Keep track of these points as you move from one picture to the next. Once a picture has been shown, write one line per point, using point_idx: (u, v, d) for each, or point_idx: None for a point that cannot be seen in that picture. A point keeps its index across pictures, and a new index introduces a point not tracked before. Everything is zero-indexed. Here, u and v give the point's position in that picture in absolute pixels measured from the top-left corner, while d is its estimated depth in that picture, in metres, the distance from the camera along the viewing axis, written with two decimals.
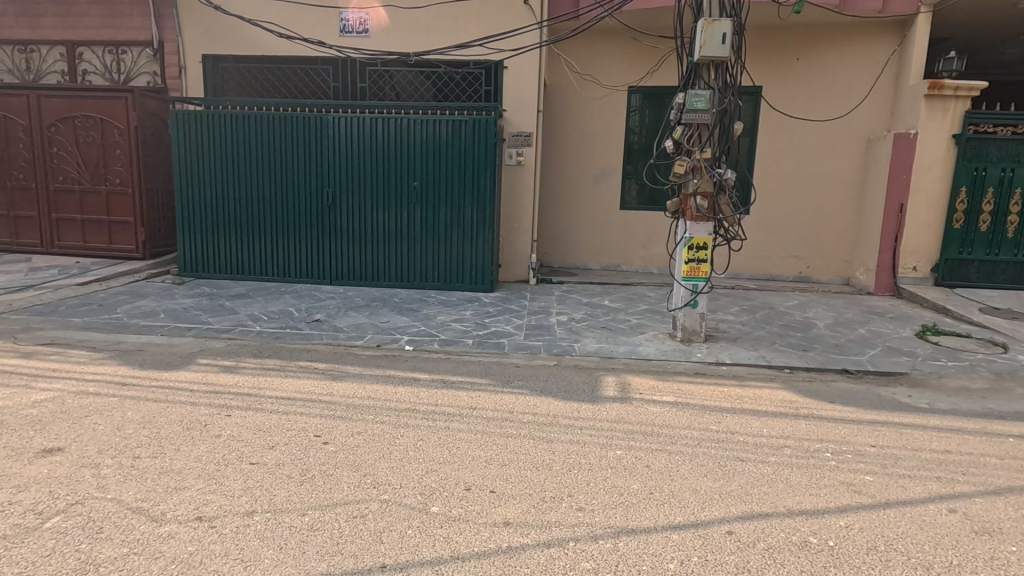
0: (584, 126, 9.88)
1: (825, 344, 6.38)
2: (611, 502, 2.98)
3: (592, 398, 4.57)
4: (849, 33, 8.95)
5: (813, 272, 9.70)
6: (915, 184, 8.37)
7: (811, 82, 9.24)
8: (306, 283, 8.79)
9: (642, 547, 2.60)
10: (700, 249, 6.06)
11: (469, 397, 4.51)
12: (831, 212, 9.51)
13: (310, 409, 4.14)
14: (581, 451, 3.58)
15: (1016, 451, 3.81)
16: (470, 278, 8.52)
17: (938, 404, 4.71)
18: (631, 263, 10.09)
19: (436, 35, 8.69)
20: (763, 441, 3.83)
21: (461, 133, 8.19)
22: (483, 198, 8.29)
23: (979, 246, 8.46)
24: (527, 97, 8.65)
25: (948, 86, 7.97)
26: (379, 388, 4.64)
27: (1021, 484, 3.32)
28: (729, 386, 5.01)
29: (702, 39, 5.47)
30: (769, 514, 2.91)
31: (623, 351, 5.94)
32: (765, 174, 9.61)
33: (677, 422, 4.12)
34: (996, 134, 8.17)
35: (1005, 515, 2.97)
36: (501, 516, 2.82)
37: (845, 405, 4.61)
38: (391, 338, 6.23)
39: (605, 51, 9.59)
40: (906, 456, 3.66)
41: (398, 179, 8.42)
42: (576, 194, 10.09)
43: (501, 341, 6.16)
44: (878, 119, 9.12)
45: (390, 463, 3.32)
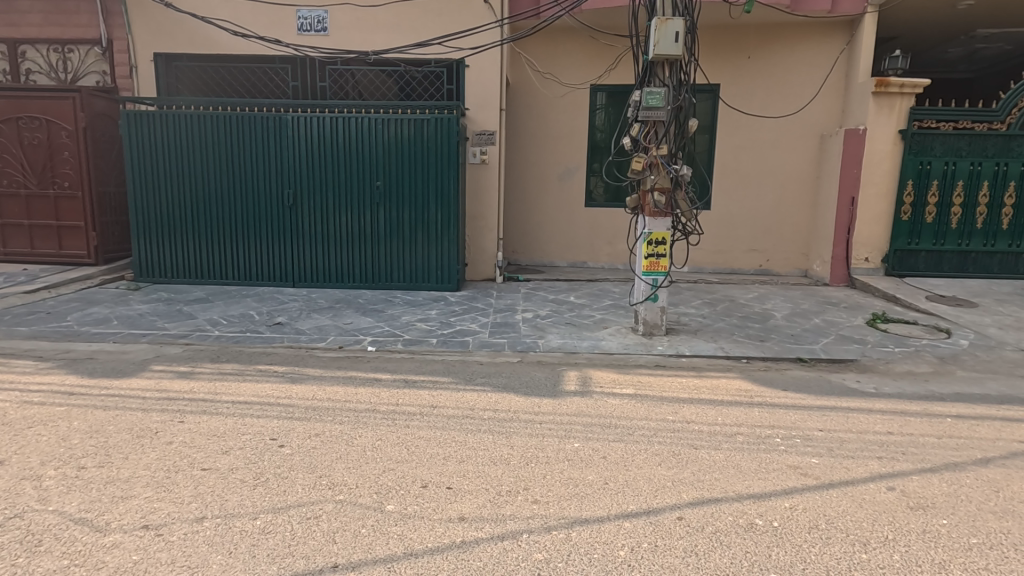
0: (548, 124, 9.95)
1: (781, 334, 6.58)
2: (566, 494, 3.02)
3: (553, 392, 4.62)
4: (801, 32, 9.23)
5: (772, 265, 9.96)
6: (866, 178, 8.72)
7: (765, 80, 9.48)
8: (269, 285, 8.63)
9: (595, 536, 2.66)
10: (659, 244, 6.17)
11: (431, 395, 4.51)
12: (788, 206, 9.78)
13: (268, 412, 4.08)
14: (540, 445, 3.62)
15: (954, 430, 4.01)
16: (436, 278, 8.50)
17: (884, 388, 4.91)
18: (597, 259, 10.20)
19: (396, 33, 8.62)
20: (718, 429, 3.94)
21: (424, 131, 8.16)
22: (447, 196, 8.27)
23: (926, 236, 8.84)
24: (490, 95, 8.66)
25: (894, 83, 8.32)
26: (340, 389, 4.60)
27: (956, 461, 3.49)
28: (688, 377, 5.13)
29: (656, 37, 5.56)
30: (718, 499, 3.00)
31: (586, 346, 6.02)
32: (725, 170, 9.82)
33: (635, 414, 4.20)
34: (939, 129, 8.54)
35: (940, 491, 3.12)
36: (457, 511, 2.83)
37: (797, 392, 4.78)
38: (354, 339, 6.16)
39: (565, 50, 9.68)
40: (851, 439, 3.81)
41: (362, 178, 8.33)
42: (541, 192, 10.15)
43: (465, 340, 6.17)
44: (830, 115, 9.43)
45: (347, 463, 3.30)
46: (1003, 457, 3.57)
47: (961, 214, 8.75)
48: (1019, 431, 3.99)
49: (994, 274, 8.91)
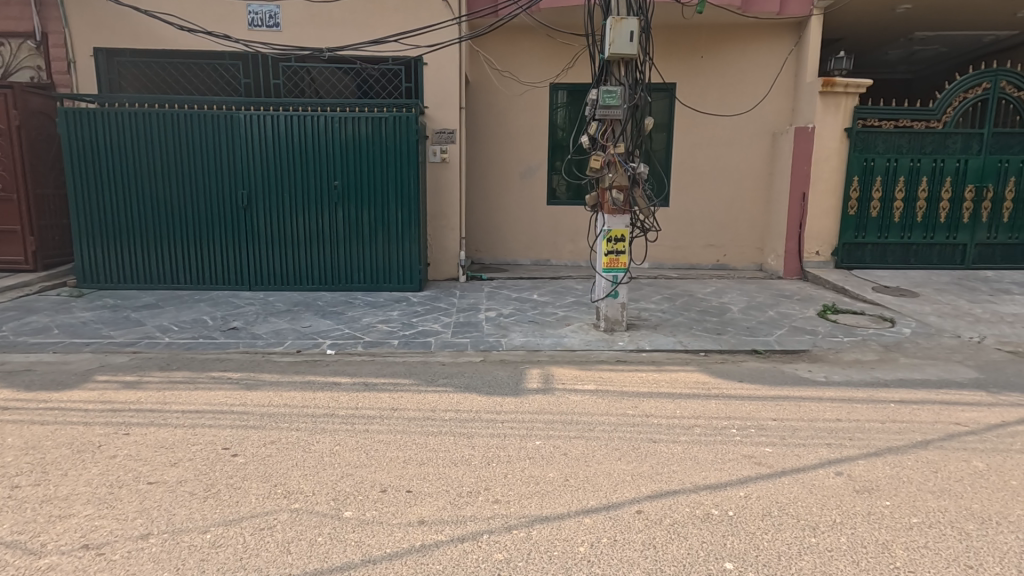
0: (508, 123, 9.95)
1: (737, 327, 6.76)
2: (527, 492, 3.03)
3: (515, 391, 4.62)
4: (751, 33, 9.50)
5: (729, 260, 10.22)
6: (815, 174, 9.05)
7: (719, 79, 9.71)
8: (223, 289, 8.34)
9: (555, 533, 2.67)
10: (618, 241, 6.24)
11: (391, 397, 4.45)
12: (743, 202, 10.05)
13: (220, 420, 3.94)
14: (501, 444, 3.61)
15: (896, 414, 4.20)
16: (398, 278, 8.39)
17: (832, 377, 5.12)
18: (560, 257, 10.26)
19: (351, 30, 8.46)
20: (676, 422, 4.01)
21: (382, 130, 8.03)
22: (408, 196, 8.17)
23: (872, 230, 9.23)
24: (449, 93, 8.60)
25: (839, 83, 8.66)
26: (297, 394, 4.48)
27: (898, 444, 3.67)
28: (648, 372, 5.21)
29: (611, 36, 5.62)
30: (676, 491, 3.05)
31: (549, 343, 6.04)
32: (683, 168, 10.02)
33: (596, 409, 4.24)
34: (881, 128, 8.94)
35: (884, 474, 3.26)
36: (416, 515, 2.80)
37: (751, 383, 4.93)
38: (312, 343, 6.02)
39: (523, 48, 9.69)
40: (802, 426, 3.94)
41: (319, 178, 8.14)
42: (503, 191, 10.14)
43: (427, 340, 6.12)
44: (780, 114, 9.74)
45: (303, 470, 3.22)
46: (939, 438, 3.76)
47: (903, 208, 9.18)
48: (954, 414, 4.22)
49: (933, 264, 9.38)
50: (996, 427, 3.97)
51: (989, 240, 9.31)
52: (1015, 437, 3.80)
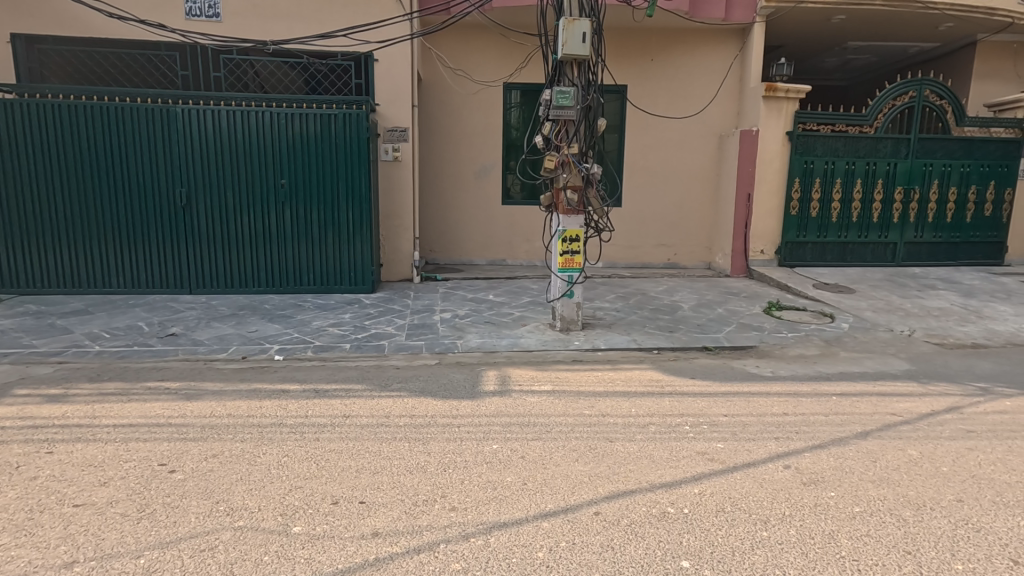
0: (462, 122, 9.85)
1: (688, 324, 6.92)
2: (484, 498, 2.97)
3: (471, 394, 4.55)
4: (698, 38, 9.76)
5: (679, 259, 10.45)
6: (759, 176, 9.39)
7: (669, 82, 9.92)
8: (160, 293, 7.89)
9: (513, 539, 2.63)
10: (573, 241, 6.26)
11: (343, 404, 4.30)
12: (692, 203, 10.31)
13: (156, 434, 3.69)
14: (457, 449, 3.54)
15: (839, 407, 4.38)
16: (349, 279, 8.16)
17: (778, 371, 5.31)
18: (515, 257, 10.24)
19: (298, 23, 8.17)
20: (632, 420, 4.05)
21: (330, 127, 7.79)
22: (359, 195, 7.96)
23: (812, 229, 9.66)
24: (401, 91, 8.44)
25: (780, 89, 9.02)
26: (242, 403, 4.27)
27: (841, 436, 3.82)
28: (604, 371, 5.25)
29: (564, 37, 5.64)
30: (632, 491, 3.07)
31: (505, 344, 6.00)
32: (635, 168, 10.18)
33: (553, 411, 4.22)
34: (820, 132, 9.36)
35: (829, 466, 3.38)
36: (370, 527, 2.70)
37: (703, 379, 5.04)
38: (259, 349, 5.77)
39: (476, 47, 9.63)
40: (752, 421, 4.05)
41: (265, 176, 7.81)
42: (457, 190, 10.03)
43: (381, 343, 5.97)
44: (727, 117, 10.06)
45: (248, 485, 3.05)
46: (878, 429, 3.94)
47: (840, 209, 9.65)
48: (891, 404, 4.45)
49: (868, 262, 9.90)
50: (927, 416, 4.20)
51: (916, 238, 9.91)
52: (944, 425, 4.03)
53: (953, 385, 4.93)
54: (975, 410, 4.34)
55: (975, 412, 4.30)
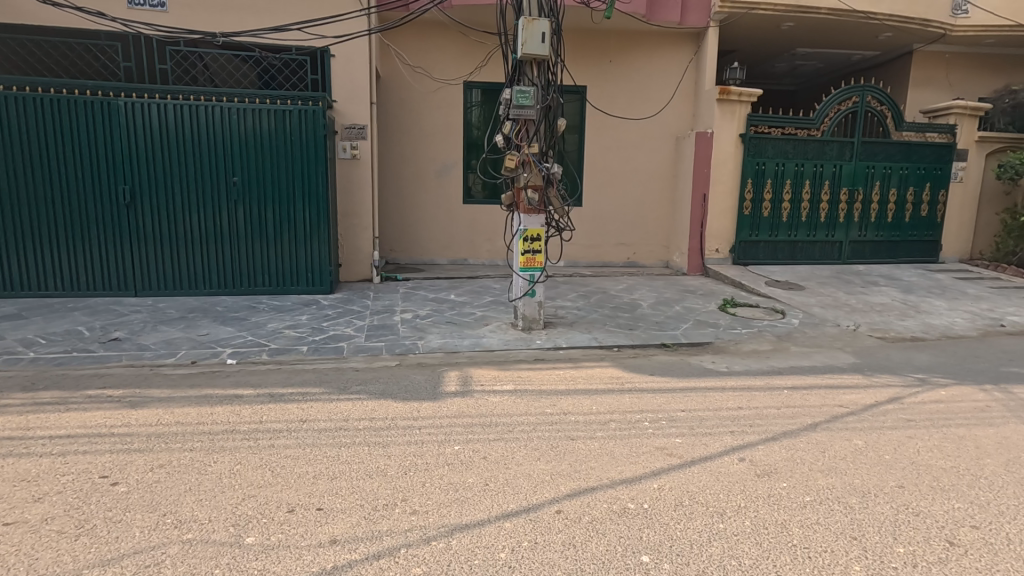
0: (422, 120, 9.74)
1: (647, 322, 7.05)
2: (445, 500, 2.94)
3: (432, 395, 4.50)
4: (655, 41, 9.95)
5: (638, 258, 10.62)
6: (714, 176, 9.65)
7: (627, 83, 10.07)
8: (103, 295, 7.49)
9: (475, 541, 2.61)
10: (534, 240, 6.28)
11: (300, 408, 4.18)
12: (651, 202, 10.49)
13: (97, 445, 3.49)
14: (418, 452, 3.49)
15: (790, 400, 4.54)
16: (306, 280, 7.94)
17: (733, 366, 5.47)
18: (477, 256, 10.19)
19: (249, 15, 7.90)
20: (592, 418, 4.08)
21: (286, 124, 7.57)
22: (316, 193, 7.76)
23: (764, 229, 10.00)
24: (359, 88, 8.28)
25: (733, 92, 9.31)
26: (192, 410, 4.09)
27: (792, 428, 3.96)
28: (565, 369, 5.29)
29: (523, 36, 5.64)
30: (594, 488, 3.09)
31: (467, 344, 5.97)
32: (595, 168, 10.29)
33: (515, 410, 4.22)
34: (771, 135, 9.68)
35: (782, 457, 3.49)
36: (328, 534, 2.63)
37: (661, 376, 5.14)
38: (210, 353, 5.54)
39: (436, 45, 9.54)
40: (708, 416, 4.15)
41: (215, 173, 7.52)
42: (417, 189, 9.91)
43: (340, 345, 5.84)
44: (683, 119, 10.29)
45: (198, 496, 2.93)
46: (826, 420, 4.10)
47: (790, 209, 10.02)
48: (838, 396, 4.64)
49: (816, 260, 10.32)
50: (871, 407, 4.40)
51: (860, 237, 10.39)
52: (886, 415, 4.23)
53: (894, 377, 5.20)
54: (914, 399, 4.58)
55: (914, 401, 4.54)
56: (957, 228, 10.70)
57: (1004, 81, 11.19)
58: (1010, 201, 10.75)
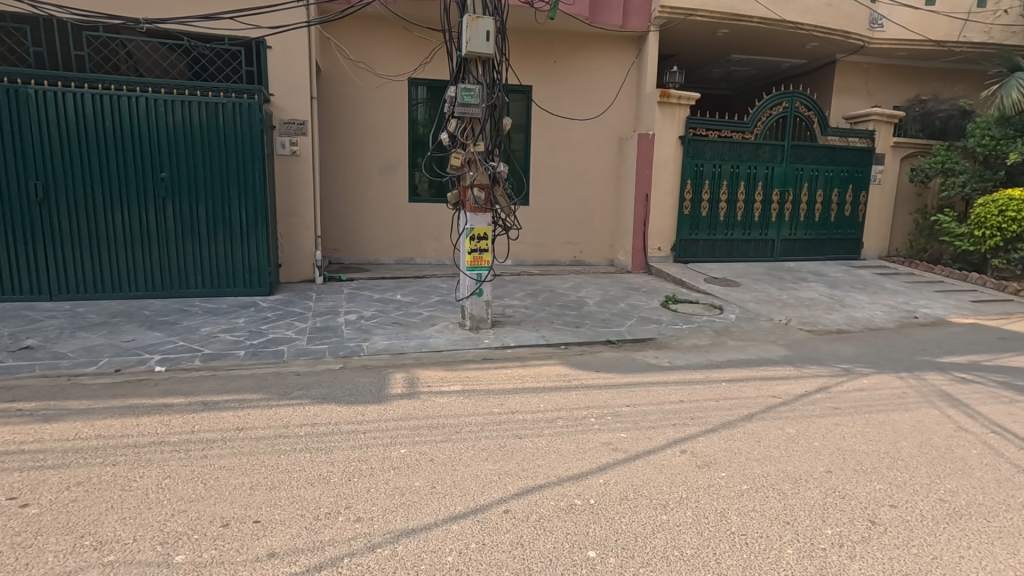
0: (365, 116, 9.51)
1: (593, 319, 7.17)
2: (391, 505, 2.87)
3: (377, 398, 4.39)
4: (598, 43, 10.12)
5: (585, 256, 10.78)
6: (656, 177, 9.94)
7: (572, 84, 10.20)
8: (14, 300, 6.90)
9: (422, 546, 2.56)
10: (481, 239, 6.26)
11: (236, 416, 3.98)
12: (596, 202, 10.66)
13: (3, 465, 3.19)
14: (363, 457, 3.40)
15: (728, 392, 4.73)
16: (243, 281, 7.59)
17: (675, 361, 5.65)
18: (424, 255, 10.06)
19: (177, 1, 7.47)
20: (540, 416, 4.11)
21: (218, 117, 7.19)
22: (252, 190, 7.42)
23: (703, 227, 10.39)
24: (299, 81, 7.99)
25: (673, 95, 9.62)
26: (114, 422, 3.81)
27: (730, 419, 4.12)
28: (513, 368, 5.29)
29: (468, 34, 5.60)
30: (541, 486, 3.11)
31: (413, 345, 5.87)
32: (541, 168, 10.37)
33: (462, 411, 4.19)
34: (709, 137, 10.06)
35: (720, 448, 3.62)
36: (265, 547, 2.51)
37: (607, 372, 5.23)
38: (136, 360, 5.20)
39: (379, 40, 9.34)
40: (651, 410, 4.26)
41: (140, 167, 7.06)
42: (361, 187, 9.67)
43: (280, 349, 5.61)
44: (625, 120, 10.53)
45: (120, 514, 2.73)
46: (761, 411, 4.30)
47: (727, 209, 10.45)
48: (771, 387, 4.87)
49: (751, 257, 10.81)
50: (802, 397, 4.65)
51: (791, 236, 10.96)
52: (815, 404, 4.48)
53: (822, 367, 5.51)
54: (840, 388, 4.87)
55: (840, 390, 4.83)
56: (876, 227, 11.46)
57: (915, 91, 12.08)
58: (921, 202, 11.62)
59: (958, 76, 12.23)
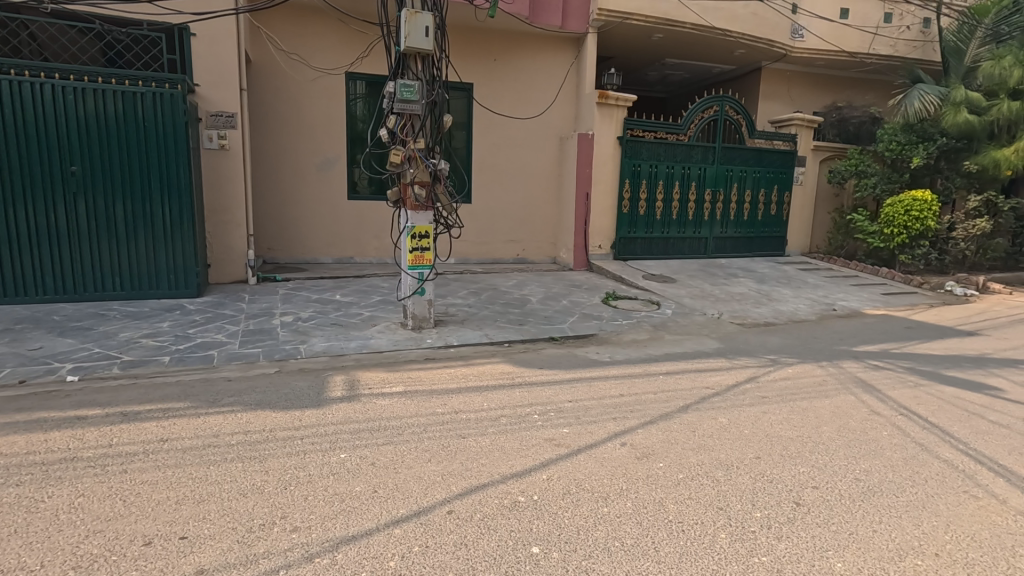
0: (300, 110, 9.16)
1: (536, 317, 7.23)
2: (330, 513, 2.78)
3: (316, 403, 4.23)
4: (538, 43, 10.22)
5: (528, 254, 10.84)
6: (596, 176, 10.14)
7: (513, 83, 10.24)
8: None
9: (362, 552, 2.49)
10: (423, 238, 6.17)
11: (160, 427, 3.74)
12: (538, 200, 10.75)
13: None
14: (300, 464, 3.28)
15: (665, 384, 4.90)
16: (167, 283, 7.13)
17: (615, 355, 5.80)
18: (364, 254, 9.81)
19: None
20: (484, 414, 4.10)
21: (136, 108, 6.73)
22: (175, 187, 6.99)
23: (641, 226, 10.71)
24: (227, 72, 7.60)
25: (611, 96, 9.85)
26: (19, 439, 3.49)
27: (667, 411, 4.27)
28: (457, 367, 5.26)
29: (406, 29, 5.50)
30: (485, 484, 3.10)
31: (353, 346, 5.72)
32: (483, 166, 10.34)
33: (404, 412, 4.12)
34: (645, 138, 10.38)
35: (658, 439, 3.75)
36: (193, 565, 2.37)
37: (550, 368, 5.30)
38: (45, 369, 4.78)
39: (313, 32, 9.03)
40: (593, 405, 4.35)
41: (46, 160, 6.49)
42: (297, 184, 9.31)
43: (209, 354, 5.32)
44: (566, 120, 10.67)
45: (25, 539, 2.50)
46: (695, 402, 4.48)
47: (664, 207, 10.81)
48: (705, 378, 5.10)
49: (686, 254, 11.24)
50: (733, 387, 4.88)
51: (723, 234, 11.48)
52: (745, 393, 4.72)
53: (751, 358, 5.81)
54: (767, 377, 5.16)
55: (767, 379, 5.11)
56: (799, 225, 12.17)
57: (832, 98, 12.93)
58: (838, 202, 12.42)
59: (869, 85, 13.19)
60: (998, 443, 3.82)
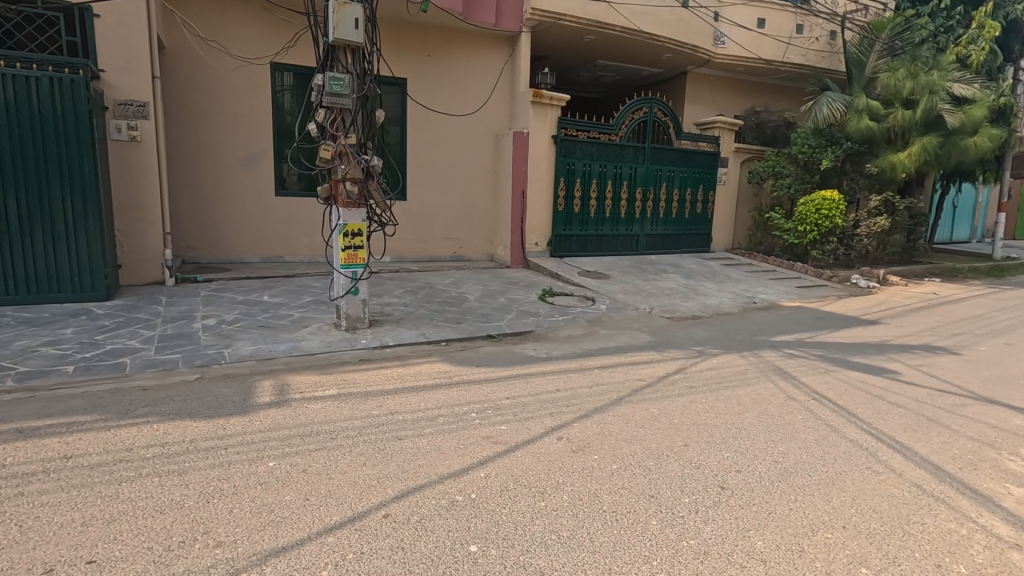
0: (221, 101, 8.66)
1: (473, 315, 7.20)
2: (257, 524, 2.66)
3: (241, 409, 4.02)
4: (472, 40, 10.18)
5: (465, 252, 10.78)
6: (531, 174, 10.23)
7: (447, 79, 10.15)
8: None
9: (293, 563, 2.40)
10: (355, 236, 6.00)
11: (63, 443, 3.42)
12: (474, 197, 10.71)
13: None
14: (225, 475, 3.11)
15: (599, 378, 5.03)
16: (70, 285, 6.54)
17: (551, 351, 5.88)
18: (294, 253, 9.42)
19: None
20: (420, 415, 4.04)
21: (29, 93, 6.13)
22: (78, 181, 6.41)
23: (576, 223, 10.91)
24: (137, 57, 7.06)
25: (545, 95, 9.96)
26: None
27: (602, 404, 4.37)
28: (392, 367, 5.15)
29: (334, 20, 5.32)
30: (422, 486, 3.06)
31: (283, 349, 5.49)
32: (417, 162, 10.18)
33: (338, 415, 4.00)
34: (579, 137, 10.58)
35: (593, 432, 3.84)
36: None
37: (488, 366, 5.31)
38: None
39: (234, 19, 8.56)
40: (530, 401, 4.38)
41: None
42: (219, 179, 8.80)
43: (121, 361, 4.94)
44: (501, 118, 10.69)
45: None
46: (628, 394, 4.62)
47: (597, 205, 11.08)
48: (637, 371, 5.28)
49: (619, 251, 11.57)
50: (663, 378, 5.08)
51: (653, 231, 11.91)
52: (674, 384, 4.92)
53: (679, 350, 6.06)
54: (694, 368, 5.41)
55: (694, 370, 5.36)
56: (723, 223, 12.82)
57: (751, 103, 13.69)
58: (757, 201, 13.19)
59: (783, 92, 14.07)
60: (895, 421, 4.20)
